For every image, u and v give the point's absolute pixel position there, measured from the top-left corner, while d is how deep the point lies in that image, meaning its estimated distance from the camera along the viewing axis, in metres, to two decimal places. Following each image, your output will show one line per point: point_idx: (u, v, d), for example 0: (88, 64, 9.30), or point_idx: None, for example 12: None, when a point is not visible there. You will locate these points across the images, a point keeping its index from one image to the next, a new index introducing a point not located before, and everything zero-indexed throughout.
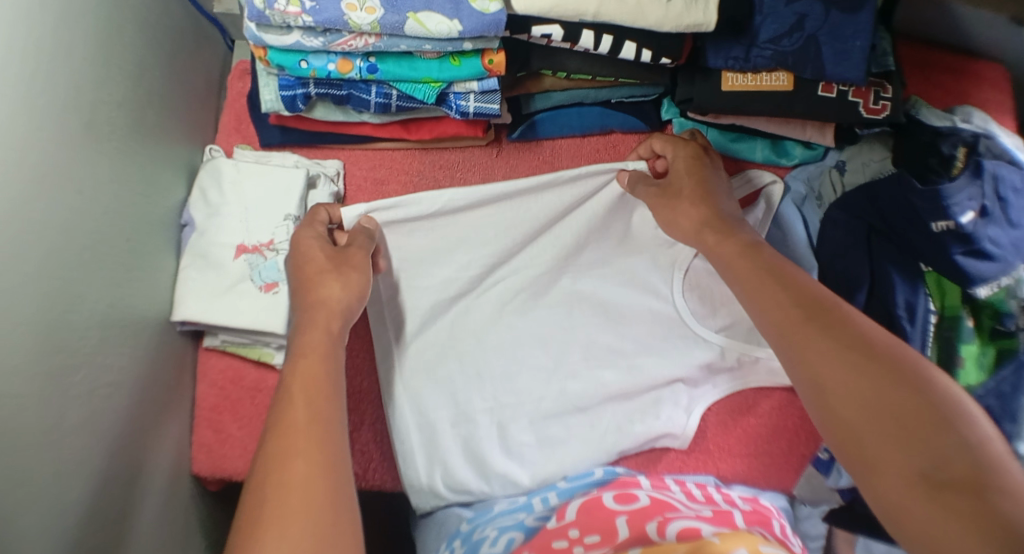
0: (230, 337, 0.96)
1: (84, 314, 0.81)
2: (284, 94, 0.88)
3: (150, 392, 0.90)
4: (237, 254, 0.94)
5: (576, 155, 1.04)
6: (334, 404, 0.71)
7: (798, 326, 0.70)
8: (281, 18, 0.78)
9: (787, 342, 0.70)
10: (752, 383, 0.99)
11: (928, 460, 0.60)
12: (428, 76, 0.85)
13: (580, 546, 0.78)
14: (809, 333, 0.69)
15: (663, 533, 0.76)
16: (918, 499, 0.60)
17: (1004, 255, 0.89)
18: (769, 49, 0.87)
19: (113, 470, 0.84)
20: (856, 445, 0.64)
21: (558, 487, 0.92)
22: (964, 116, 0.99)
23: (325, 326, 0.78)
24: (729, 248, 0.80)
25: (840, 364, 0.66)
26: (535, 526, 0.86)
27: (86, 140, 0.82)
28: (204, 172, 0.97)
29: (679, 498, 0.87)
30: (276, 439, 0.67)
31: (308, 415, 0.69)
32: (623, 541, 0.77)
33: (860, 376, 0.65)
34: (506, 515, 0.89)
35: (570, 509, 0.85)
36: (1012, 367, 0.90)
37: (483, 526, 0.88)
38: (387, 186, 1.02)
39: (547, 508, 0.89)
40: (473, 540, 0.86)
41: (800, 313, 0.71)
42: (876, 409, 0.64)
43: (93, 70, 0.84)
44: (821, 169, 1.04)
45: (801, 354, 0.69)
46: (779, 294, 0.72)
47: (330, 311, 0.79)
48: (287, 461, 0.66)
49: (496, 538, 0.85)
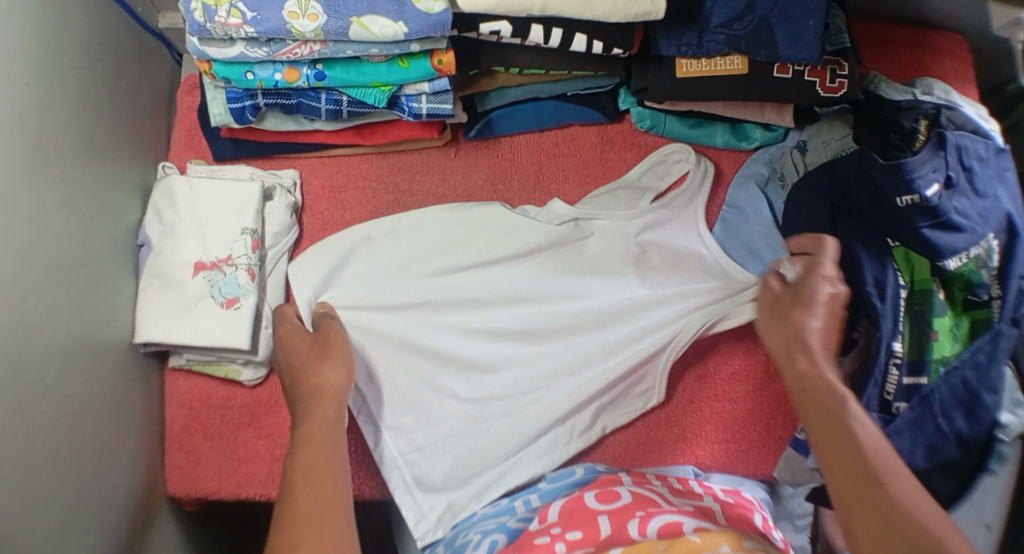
0: (194, 357, 0.94)
1: (44, 344, 0.80)
2: (233, 107, 0.87)
3: (118, 418, 0.89)
4: (194, 272, 0.92)
5: (535, 151, 1.03)
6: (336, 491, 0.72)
7: (837, 468, 0.69)
8: (222, 29, 0.77)
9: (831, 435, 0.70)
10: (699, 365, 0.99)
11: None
12: (377, 80, 0.84)
13: (561, 542, 0.78)
14: (822, 418, 0.72)
15: (644, 531, 0.77)
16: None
17: (971, 225, 0.89)
18: (721, 34, 0.86)
19: (85, 500, 0.83)
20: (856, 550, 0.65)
21: (539, 489, 0.91)
22: (925, 89, 0.97)
23: (326, 413, 0.79)
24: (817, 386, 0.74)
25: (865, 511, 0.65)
26: (517, 528, 0.86)
27: (34, 166, 0.81)
28: (157, 192, 0.95)
29: (660, 492, 0.86)
30: (286, 525, 0.69)
31: (309, 504, 0.70)
32: (605, 539, 0.77)
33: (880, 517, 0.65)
34: (488, 519, 0.88)
35: (553, 510, 0.84)
36: (988, 336, 0.90)
37: (466, 531, 0.88)
38: (345, 193, 1.00)
39: (528, 510, 0.88)
40: (456, 544, 0.87)
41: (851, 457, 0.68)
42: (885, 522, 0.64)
43: (37, 97, 0.82)
44: (782, 150, 1.02)
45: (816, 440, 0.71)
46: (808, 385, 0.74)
47: (327, 396, 0.80)
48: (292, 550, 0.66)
49: (479, 541, 0.85)
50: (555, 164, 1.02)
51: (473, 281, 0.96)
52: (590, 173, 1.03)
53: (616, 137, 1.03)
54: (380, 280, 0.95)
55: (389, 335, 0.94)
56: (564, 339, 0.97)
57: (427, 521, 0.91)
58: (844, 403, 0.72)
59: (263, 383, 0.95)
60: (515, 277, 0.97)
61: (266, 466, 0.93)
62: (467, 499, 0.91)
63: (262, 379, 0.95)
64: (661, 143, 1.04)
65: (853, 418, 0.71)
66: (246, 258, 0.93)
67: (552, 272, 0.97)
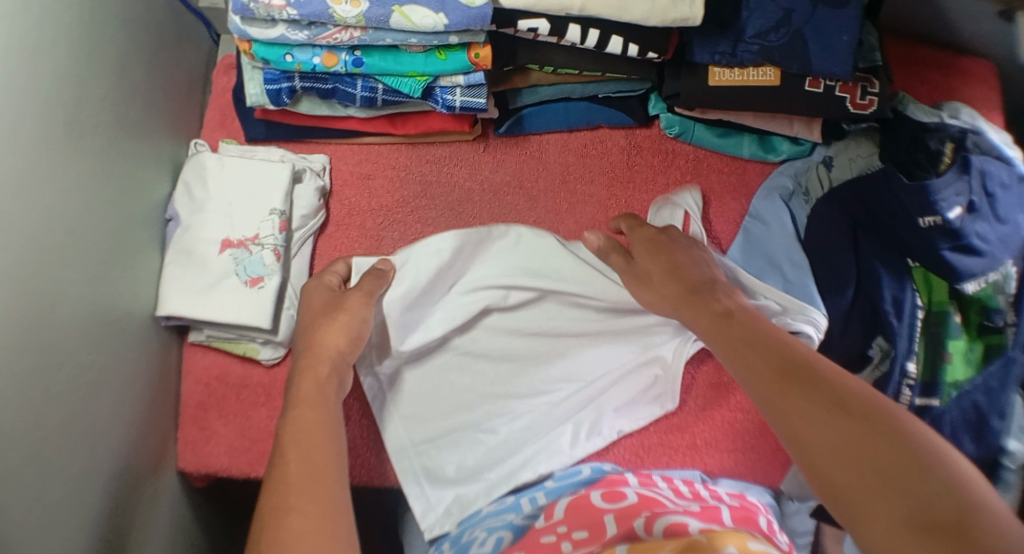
0: (214, 333, 0.95)
1: (68, 311, 0.81)
2: (269, 88, 0.88)
3: (135, 390, 0.90)
4: (221, 250, 0.94)
5: (563, 151, 1.03)
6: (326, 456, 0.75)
7: (809, 419, 0.67)
8: (265, 10, 0.78)
9: (769, 395, 0.70)
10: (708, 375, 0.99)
11: (894, 499, 0.60)
12: (413, 70, 0.85)
13: (567, 541, 0.79)
14: (784, 390, 0.69)
15: (651, 530, 0.77)
16: (905, 541, 0.58)
17: (991, 250, 0.90)
18: (755, 44, 0.87)
19: (97, 467, 0.84)
20: (843, 494, 0.63)
21: (545, 487, 0.92)
22: (952, 112, 0.99)
23: (318, 376, 0.83)
24: (763, 366, 0.72)
25: (844, 449, 0.64)
26: (523, 525, 0.86)
27: (70, 134, 0.82)
28: (188, 168, 0.96)
29: (666, 494, 0.87)
30: (281, 491, 0.71)
31: (301, 468, 0.73)
32: (610, 538, 0.78)
33: (853, 454, 0.63)
34: (494, 516, 0.89)
35: (559, 507, 0.85)
36: (999, 362, 0.90)
37: (472, 528, 0.89)
38: (373, 180, 1.01)
39: (535, 508, 0.89)
40: (463, 541, 0.87)
41: (811, 407, 0.67)
42: (857, 458, 0.63)
43: (77, 67, 0.83)
44: (808, 163, 1.01)
45: (775, 410, 0.69)
46: (755, 359, 0.73)
47: (325, 361, 0.84)
48: (286, 517, 0.69)
49: (485, 538, 0.85)
50: (583, 164, 1.03)
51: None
52: (617, 176, 1.03)
53: (644, 141, 1.04)
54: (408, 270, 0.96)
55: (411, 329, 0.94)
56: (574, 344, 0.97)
57: (435, 513, 0.92)
58: (798, 363, 0.71)
59: (280, 363, 0.96)
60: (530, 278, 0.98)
61: None
62: (478, 495, 0.92)
63: (280, 358, 0.96)
64: (688, 150, 1.04)
65: (850, 388, 0.68)
66: (273, 238, 0.94)
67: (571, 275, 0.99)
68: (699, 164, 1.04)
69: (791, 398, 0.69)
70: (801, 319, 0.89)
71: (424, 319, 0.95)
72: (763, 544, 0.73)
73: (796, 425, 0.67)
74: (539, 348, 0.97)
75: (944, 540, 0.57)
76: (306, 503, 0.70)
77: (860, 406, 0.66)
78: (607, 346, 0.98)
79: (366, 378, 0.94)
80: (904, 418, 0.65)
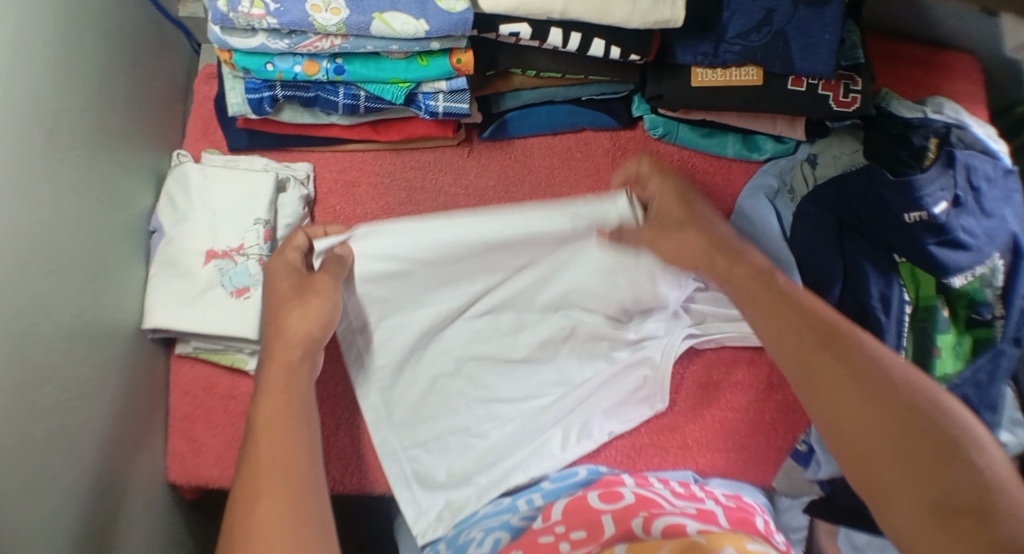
0: (201, 345, 0.94)
1: (52, 326, 0.80)
2: (251, 98, 0.87)
3: (122, 403, 0.89)
4: (205, 261, 0.93)
5: (547, 154, 1.03)
6: (296, 445, 0.73)
7: (844, 392, 0.69)
8: (245, 20, 0.77)
9: (801, 370, 0.72)
10: (698, 373, 0.99)
11: (921, 476, 0.64)
12: (395, 77, 0.84)
13: (565, 541, 0.78)
14: (820, 358, 0.71)
15: (648, 530, 0.77)
16: (927, 518, 0.62)
17: (977, 244, 0.90)
18: (738, 44, 0.87)
19: (85, 484, 0.83)
20: (867, 467, 0.66)
21: (542, 488, 0.92)
22: (935, 108, 0.99)
23: (288, 359, 0.78)
24: (800, 327, 0.74)
25: (877, 427, 0.66)
26: (521, 526, 0.87)
27: (49, 147, 0.81)
28: (171, 179, 0.96)
29: (662, 494, 0.87)
30: (248, 481, 0.70)
31: (269, 457, 0.71)
32: (609, 537, 0.77)
33: (884, 431, 0.66)
34: (491, 517, 0.89)
35: (555, 509, 0.85)
36: (989, 354, 0.91)
37: (468, 529, 0.89)
38: (358, 188, 1.01)
39: (532, 509, 0.89)
40: (458, 542, 0.88)
41: (847, 379, 0.69)
42: (888, 436, 0.66)
43: (55, 79, 0.82)
44: (792, 162, 1.02)
45: (809, 376, 0.71)
46: (791, 320, 0.75)
47: (293, 342, 0.79)
48: (253, 505, 0.68)
49: (482, 539, 0.85)
50: (566, 168, 1.03)
51: None
52: (601, 178, 1.02)
53: (628, 143, 1.04)
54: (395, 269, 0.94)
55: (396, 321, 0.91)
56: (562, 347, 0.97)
57: (427, 517, 0.91)
58: (836, 334, 0.73)
59: None
60: None
61: None
62: (470, 498, 0.92)
63: None
64: (672, 151, 1.04)
65: (884, 368, 0.70)
66: (258, 248, 0.93)
67: None
68: (684, 164, 1.04)
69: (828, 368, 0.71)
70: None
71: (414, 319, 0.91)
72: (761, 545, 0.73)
73: (831, 403, 0.69)
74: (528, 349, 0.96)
75: (966, 518, 0.61)
76: (276, 496, 0.69)
77: (890, 385, 0.68)
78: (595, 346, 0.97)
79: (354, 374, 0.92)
80: (933, 400, 0.68)
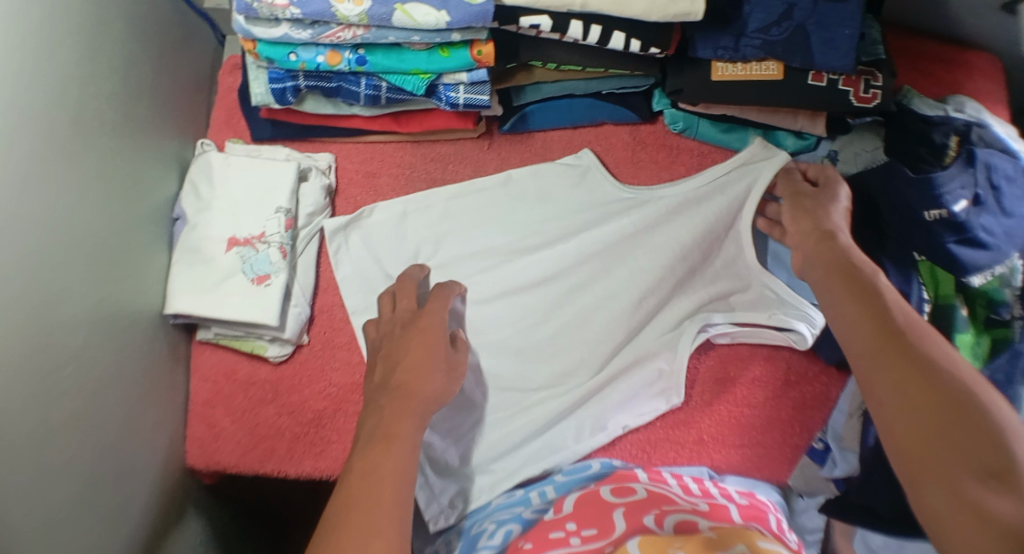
0: (222, 331, 0.96)
1: (75, 308, 0.82)
2: (274, 87, 0.89)
3: (143, 388, 0.90)
4: (227, 248, 0.94)
5: (568, 147, 1.04)
6: (402, 471, 0.74)
7: (896, 376, 0.69)
8: (269, 9, 0.79)
9: (865, 365, 0.72)
10: (710, 366, 1.00)
11: (963, 465, 0.64)
12: (417, 68, 0.85)
13: (576, 537, 0.79)
14: (884, 348, 0.71)
15: (660, 524, 0.78)
16: (961, 505, 0.63)
17: (997, 243, 0.88)
18: (757, 39, 0.88)
19: (106, 463, 0.84)
20: (912, 451, 0.66)
21: (554, 481, 0.92)
22: (957, 106, 0.99)
23: (419, 397, 0.81)
24: (867, 319, 0.74)
25: (927, 415, 0.67)
26: (532, 519, 0.87)
27: (74, 133, 0.83)
28: (195, 168, 0.97)
29: (675, 491, 0.87)
30: (342, 501, 0.72)
31: (368, 475, 0.73)
32: (619, 534, 0.77)
33: (932, 415, 0.67)
34: (503, 509, 0.90)
35: (568, 502, 0.86)
36: (1007, 355, 0.89)
37: (481, 521, 0.90)
38: (379, 178, 1.02)
39: (544, 502, 0.89)
40: (470, 534, 0.89)
41: (900, 366, 0.70)
42: (933, 423, 0.66)
43: (82, 67, 0.84)
44: (812, 159, 1.02)
45: (869, 366, 0.72)
46: (860, 312, 0.75)
47: (427, 396, 0.81)
48: (341, 528, 0.69)
49: (494, 531, 0.86)
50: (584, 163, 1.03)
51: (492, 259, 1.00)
52: (621, 172, 1.03)
53: (648, 137, 1.04)
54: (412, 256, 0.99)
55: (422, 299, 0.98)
56: (580, 332, 0.98)
57: (439, 503, 0.91)
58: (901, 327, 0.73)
59: (287, 360, 0.97)
60: (524, 263, 0.99)
61: (286, 442, 0.94)
62: (485, 487, 0.93)
63: (287, 356, 0.96)
64: (691, 146, 1.04)
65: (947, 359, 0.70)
66: (279, 236, 0.94)
67: (576, 262, 0.99)
68: (701, 159, 1.03)
69: (887, 360, 0.71)
70: (795, 317, 0.95)
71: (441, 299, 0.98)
72: (775, 543, 0.73)
73: (889, 396, 0.69)
74: (541, 333, 0.98)
75: (1011, 497, 0.62)
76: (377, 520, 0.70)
77: (950, 378, 0.68)
78: (610, 334, 0.98)
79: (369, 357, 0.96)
80: (987, 390, 0.68)
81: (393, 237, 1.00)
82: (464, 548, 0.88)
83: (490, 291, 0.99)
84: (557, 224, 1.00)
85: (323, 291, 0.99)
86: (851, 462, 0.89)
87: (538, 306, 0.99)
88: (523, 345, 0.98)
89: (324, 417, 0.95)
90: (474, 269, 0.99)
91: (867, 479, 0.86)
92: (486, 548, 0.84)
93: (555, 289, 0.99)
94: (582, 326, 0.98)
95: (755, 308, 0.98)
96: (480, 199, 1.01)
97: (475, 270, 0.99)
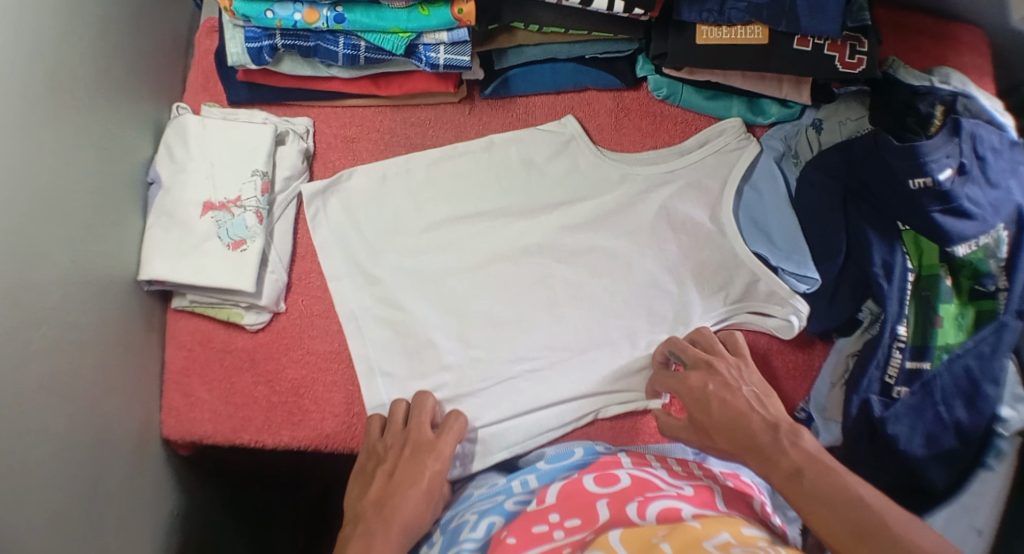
0: (198, 298, 0.94)
1: (47, 270, 0.80)
2: (251, 47, 0.87)
3: (116, 355, 0.88)
4: (203, 212, 0.92)
5: (551, 113, 1.02)
6: None
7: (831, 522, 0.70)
8: None
9: (811, 515, 0.72)
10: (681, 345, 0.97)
11: None
12: (396, 27, 0.83)
13: (560, 529, 0.77)
14: (808, 496, 0.72)
15: (643, 514, 0.76)
16: None
17: (981, 213, 0.87)
18: (743, 2, 0.87)
19: (78, 431, 0.82)
20: None
21: (537, 469, 0.88)
22: (943, 78, 0.92)
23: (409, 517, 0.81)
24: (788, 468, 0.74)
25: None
26: (515, 510, 0.83)
27: (48, 91, 0.81)
28: (171, 130, 0.95)
29: (659, 475, 0.85)
30: None
31: None
32: (603, 523, 0.76)
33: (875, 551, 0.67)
34: (485, 500, 0.86)
35: (551, 492, 0.83)
36: (992, 327, 0.87)
37: (463, 512, 0.85)
38: (358, 143, 1.01)
39: (526, 492, 0.86)
40: (451, 527, 0.84)
41: (826, 505, 0.71)
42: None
43: (56, 23, 0.82)
44: (798, 127, 1.01)
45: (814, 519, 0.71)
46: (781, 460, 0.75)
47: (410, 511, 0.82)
48: None
49: (476, 523, 0.82)
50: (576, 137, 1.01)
51: (472, 225, 0.98)
52: (604, 139, 1.02)
53: (631, 103, 1.03)
54: (396, 222, 0.98)
55: (399, 268, 0.96)
56: (561, 303, 0.97)
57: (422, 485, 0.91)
58: (820, 474, 0.73)
59: (264, 328, 0.95)
60: (506, 233, 0.98)
61: (263, 412, 0.92)
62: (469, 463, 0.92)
63: (264, 324, 0.95)
64: (677, 115, 1.03)
65: (854, 489, 0.71)
66: (256, 200, 0.93)
67: (567, 232, 0.99)
68: (686, 127, 1.03)
69: (830, 512, 0.70)
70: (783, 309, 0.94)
71: (421, 266, 0.97)
72: (756, 530, 0.73)
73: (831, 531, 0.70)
74: (519, 304, 0.97)
75: None
76: None
77: (861, 507, 0.70)
78: (591, 301, 0.97)
79: (347, 323, 0.95)
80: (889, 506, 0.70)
81: (374, 202, 0.98)
82: (445, 542, 0.82)
83: (472, 261, 0.97)
84: (541, 199, 0.99)
85: (300, 259, 0.97)
86: (835, 433, 0.91)
87: (521, 276, 0.97)
88: (505, 318, 0.96)
89: (303, 386, 0.93)
90: (456, 237, 0.98)
91: (851, 449, 0.89)
92: (468, 540, 0.79)
93: (537, 261, 0.98)
94: (563, 295, 0.97)
95: (732, 274, 0.97)
96: (463, 163, 1.00)
97: (456, 235, 0.98)
